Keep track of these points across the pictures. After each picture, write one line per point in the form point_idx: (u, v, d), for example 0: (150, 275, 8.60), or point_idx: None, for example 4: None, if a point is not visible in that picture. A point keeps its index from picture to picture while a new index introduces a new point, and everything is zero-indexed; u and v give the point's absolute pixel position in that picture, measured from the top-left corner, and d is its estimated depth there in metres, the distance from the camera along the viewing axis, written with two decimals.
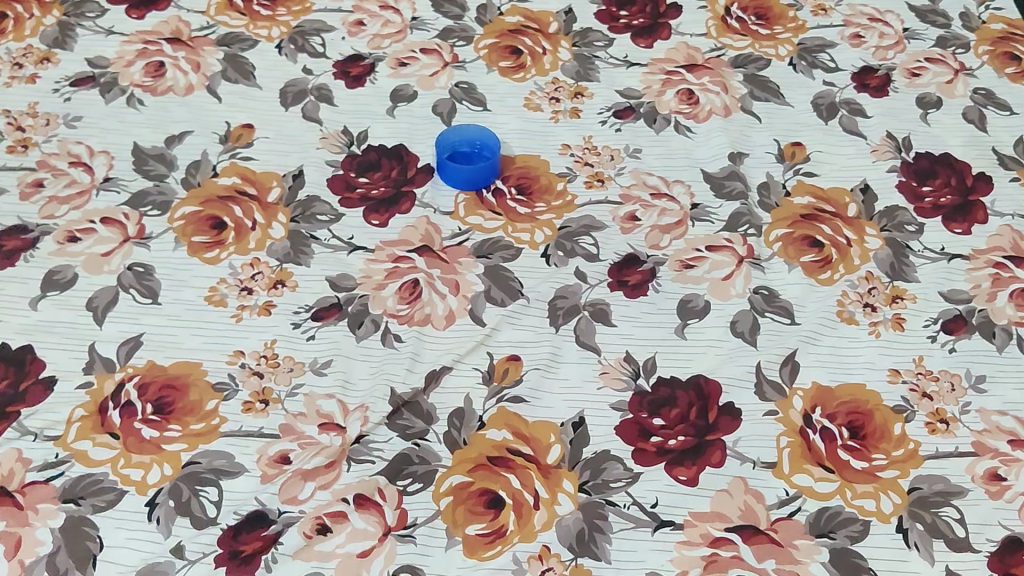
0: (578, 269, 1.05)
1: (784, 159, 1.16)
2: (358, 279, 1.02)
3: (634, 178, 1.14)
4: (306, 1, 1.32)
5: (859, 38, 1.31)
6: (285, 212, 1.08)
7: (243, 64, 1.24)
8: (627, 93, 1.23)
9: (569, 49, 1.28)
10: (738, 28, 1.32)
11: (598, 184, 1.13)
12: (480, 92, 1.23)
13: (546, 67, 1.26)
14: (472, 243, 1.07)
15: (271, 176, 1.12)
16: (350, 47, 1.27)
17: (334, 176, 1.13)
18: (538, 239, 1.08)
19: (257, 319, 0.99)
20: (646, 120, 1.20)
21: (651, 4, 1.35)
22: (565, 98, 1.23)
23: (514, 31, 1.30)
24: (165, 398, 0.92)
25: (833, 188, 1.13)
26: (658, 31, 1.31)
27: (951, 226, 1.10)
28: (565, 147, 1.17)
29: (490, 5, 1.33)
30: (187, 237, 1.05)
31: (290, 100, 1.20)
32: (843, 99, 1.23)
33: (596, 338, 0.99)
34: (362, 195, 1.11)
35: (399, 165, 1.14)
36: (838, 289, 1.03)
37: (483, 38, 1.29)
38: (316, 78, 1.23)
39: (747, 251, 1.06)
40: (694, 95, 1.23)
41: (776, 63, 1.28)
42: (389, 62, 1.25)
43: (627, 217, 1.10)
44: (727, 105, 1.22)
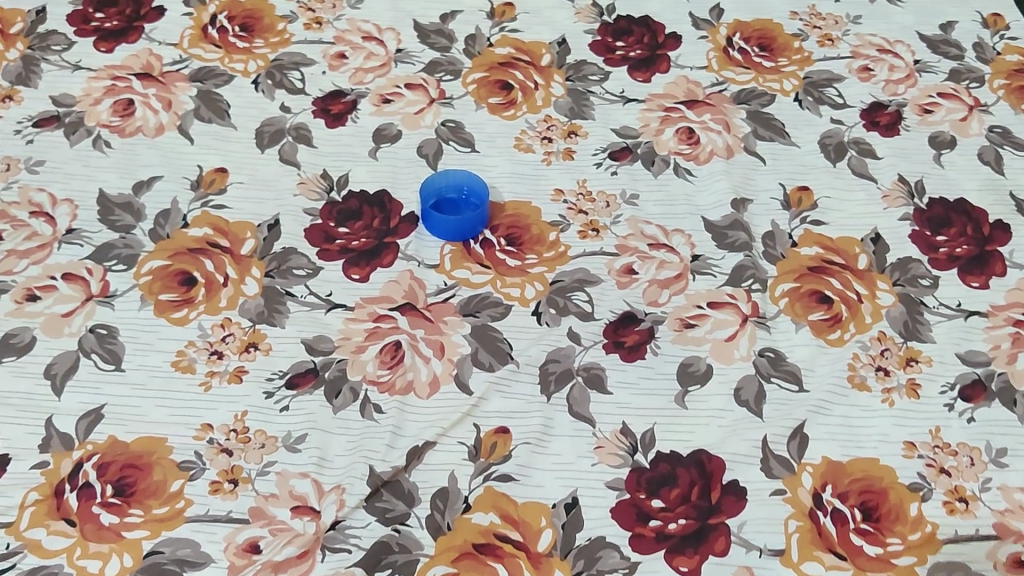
0: (572, 329, 0.98)
1: (790, 206, 1.10)
2: (336, 342, 0.96)
3: (631, 226, 1.08)
4: (285, 32, 1.25)
5: (868, 72, 1.24)
6: (259, 266, 1.02)
7: (217, 101, 1.17)
8: (624, 132, 1.17)
9: (562, 84, 1.22)
10: (741, 60, 1.25)
11: (593, 234, 1.07)
12: (468, 131, 1.16)
13: (538, 104, 1.19)
14: (458, 300, 1.01)
15: (245, 226, 1.05)
16: (331, 82, 1.20)
17: (313, 226, 1.06)
18: (529, 295, 1.01)
19: (227, 387, 0.92)
20: (644, 162, 1.14)
21: (649, 34, 1.28)
22: (558, 137, 1.16)
23: (505, 64, 1.24)
24: (126, 479, 0.85)
25: (841, 238, 1.07)
26: (657, 64, 1.24)
27: (967, 280, 1.04)
28: (558, 192, 1.11)
29: (479, 36, 1.27)
30: (153, 295, 0.98)
31: (267, 141, 1.13)
32: (852, 139, 1.17)
33: (590, 407, 0.92)
34: (342, 246, 1.04)
35: (382, 213, 1.08)
36: (848, 351, 0.97)
37: (471, 71, 1.22)
38: (295, 117, 1.16)
39: (751, 309, 1.00)
40: (695, 134, 1.17)
41: (780, 98, 1.21)
42: (372, 99, 1.19)
43: (624, 270, 1.04)
44: (729, 146, 1.15)
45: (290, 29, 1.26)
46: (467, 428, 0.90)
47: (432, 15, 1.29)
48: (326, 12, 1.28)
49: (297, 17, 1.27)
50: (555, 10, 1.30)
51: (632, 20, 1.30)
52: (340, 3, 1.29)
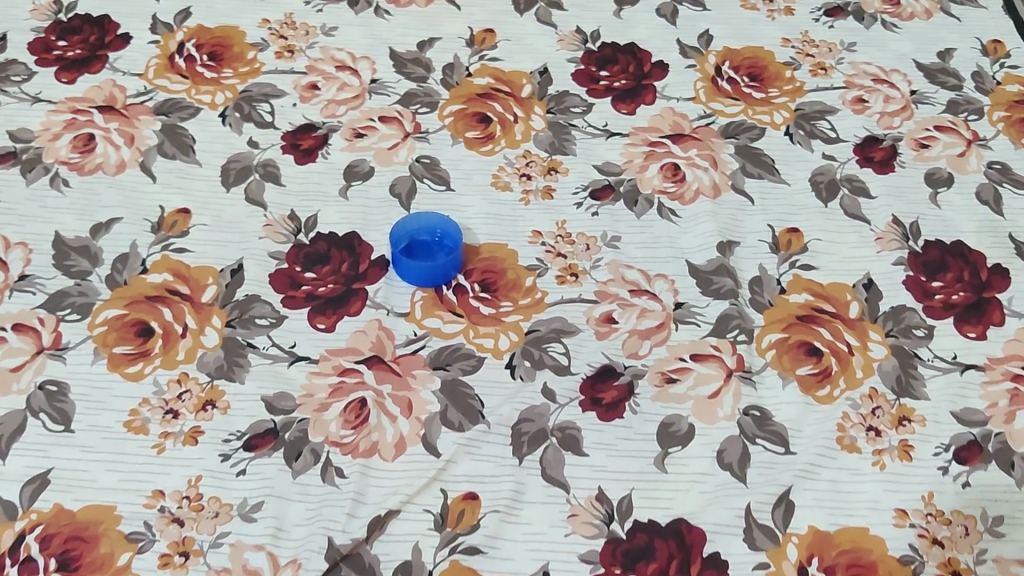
0: (546, 385, 0.93)
1: (779, 250, 1.05)
2: (298, 399, 0.91)
3: (612, 271, 1.03)
4: (255, 61, 1.20)
5: (862, 103, 1.19)
6: (220, 315, 0.97)
7: (182, 136, 1.12)
8: (606, 169, 1.12)
9: (543, 117, 1.17)
10: (730, 91, 1.20)
11: (571, 279, 1.02)
12: (443, 168, 1.11)
13: (517, 138, 1.15)
14: (428, 352, 0.96)
15: (207, 271, 1.01)
16: (302, 115, 1.15)
17: (279, 271, 1.01)
18: (503, 346, 0.96)
19: (181, 449, 0.87)
20: (627, 201, 1.09)
21: (635, 63, 1.23)
22: (538, 175, 1.11)
23: (483, 95, 1.19)
24: (70, 552, 0.81)
25: (832, 284, 1.02)
26: (642, 95, 1.19)
27: (964, 330, 0.99)
28: (535, 234, 1.06)
29: (457, 65, 1.22)
30: (107, 348, 0.94)
31: (232, 180, 1.09)
32: (844, 176, 1.12)
33: (564, 471, 0.87)
34: (308, 293, 1.00)
35: (351, 257, 1.03)
36: (838, 409, 0.92)
37: (449, 103, 1.18)
38: (263, 153, 1.11)
39: (736, 362, 0.95)
40: (680, 170, 1.12)
41: (770, 132, 1.16)
42: (344, 133, 1.14)
43: (604, 318, 0.99)
44: (716, 184, 1.10)
45: (260, 58, 1.21)
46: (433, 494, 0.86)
47: (409, 42, 1.24)
48: (299, 40, 1.23)
49: (268, 45, 1.22)
50: (537, 37, 1.25)
51: (617, 47, 1.24)
52: (313, 30, 1.24)
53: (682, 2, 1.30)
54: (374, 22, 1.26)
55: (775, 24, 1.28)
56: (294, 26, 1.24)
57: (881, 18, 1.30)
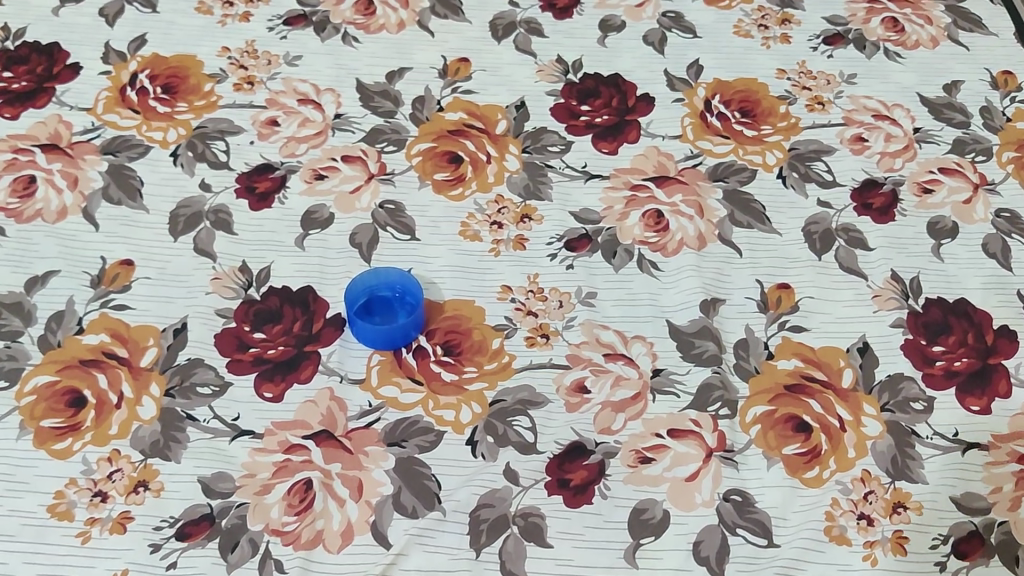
0: (510, 465, 0.86)
1: (768, 308, 0.97)
2: (239, 480, 0.84)
3: (586, 333, 0.95)
4: (212, 94, 1.12)
5: (862, 142, 1.11)
6: (159, 381, 0.90)
7: (129, 178, 1.05)
8: (583, 216, 1.04)
9: (518, 157, 1.09)
10: (720, 127, 1.12)
11: (542, 341, 0.94)
12: (408, 215, 1.04)
13: (489, 180, 1.07)
14: (384, 425, 0.88)
15: (148, 331, 0.94)
16: (259, 154, 1.08)
17: (226, 330, 0.94)
18: (464, 418, 0.89)
19: (108, 538, 0.81)
20: (605, 253, 1.01)
21: (618, 95, 1.15)
22: (509, 222, 1.03)
23: (455, 132, 1.11)
24: None
25: (824, 349, 0.94)
26: (625, 132, 1.11)
27: (967, 402, 0.91)
28: (505, 290, 0.98)
29: (428, 98, 1.14)
30: (35, 421, 0.87)
31: (181, 228, 1.01)
32: (840, 225, 1.03)
33: (526, 564, 0.81)
34: (256, 356, 0.92)
35: (304, 315, 0.95)
36: (826, 495, 0.85)
37: (417, 141, 1.10)
38: (215, 197, 1.04)
39: (717, 440, 0.88)
40: (663, 218, 1.03)
41: (762, 174, 1.08)
42: (303, 174, 1.06)
43: (575, 387, 0.91)
44: (702, 234, 1.02)
45: (218, 90, 1.13)
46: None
47: (377, 73, 1.16)
48: (260, 70, 1.15)
49: (227, 76, 1.14)
50: (515, 67, 1.17)
51: (600, 79, 1.16)
52: (276, 59, 1.16)
53: (671, 28, 1.22)
54: (341, 49, 1.18)
55: (770, 53, 1.20)
56: (256, 55, 1.16)
57: (884, 46, 1.21)
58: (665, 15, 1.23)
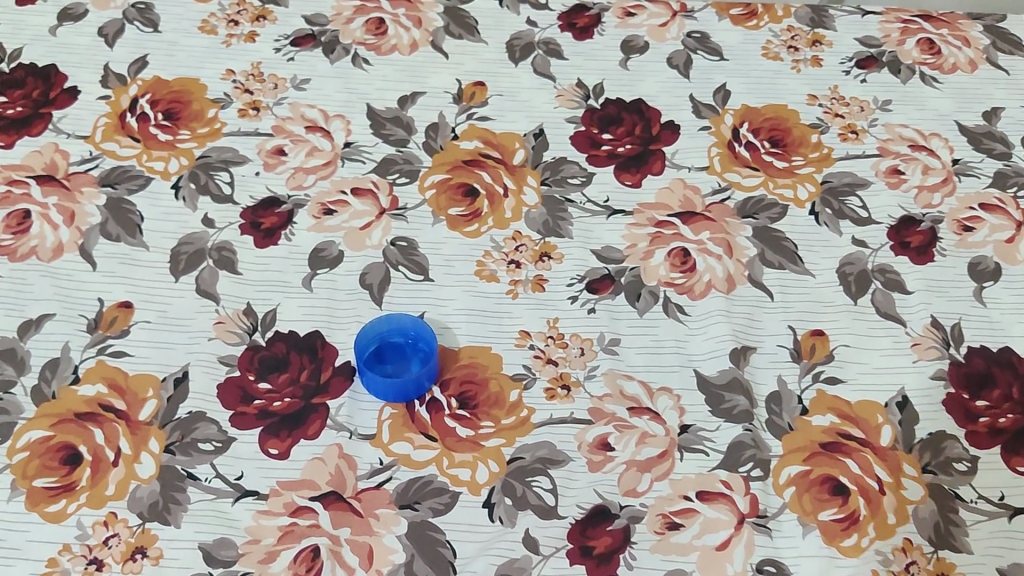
0: (530, 530, 0.81)
1: (801, 358, 0.92)
2: (242, 547, 0.80)
3: (609, 384, 0.90)
4: (215, 121, 1.07)
5: (898, 175, 1.05)
6: (159, 437, 0.86)
7: (128, 212, 1.00)
8: (605, 254, 0.99)
9: (536, 190, 1.03)
10: (748, 158, 1.06)
11: (562, 393, 0.89)
12: (421, 253, 0.98)
13: (506, 216, 1.01)
14: (395, 485, 0.84)
15: (148, 381, 0.89)
16: (265, 187, 1.02)
17: (229, 380, 0.89)
18: (481, 478, 0.84)
19: None
20: (628, 295, 0.96)
21: (642, 123, 1.09)
22: (528, 261, 0.98)
23: (470, 162, 1.06)
24: None
25: (861, 403, 0.89)
26: (649, 162, 1.06)
27: (1013, 463, 0.86)
28: (523, 336, 0.93)
29: (442, 126, 1.09)
30: (27, 480, 0.83)
31: (182, 267, 0.96)
32: (876, 266, 0.98)
33: None
34: (261, 409, 0.88)
35: (312, 363, 0.91)
36: (865, 566, 0.80)
37: (431, 172, 1.05)
38: (218, 233, 0.99)
39: (749, 505, 0.83)
40: (690, 257, 0.98)
41: (794, 210, 1.02)
42: (311, 209, 1.01)
43: (598, 444, 0.86)
44: (731, 275, 0.97)
45: (222, 116, 1.08)
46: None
47: (389, 98, 1.11)
48: (266, 94, 1.10)
49: (231, 101, 1.09)
50: (534, 91, 1.12)
51: (622, 104, 1.11)
52: (283, 82, 1.11)
53: (696, 49, 1.16)
54: (351, 72, 1.13)
55: (801, 77, 1.14)
56: (261, 78, 1.11)
57: (920, 70, 1.15)
58: (690, 36, 1.18)
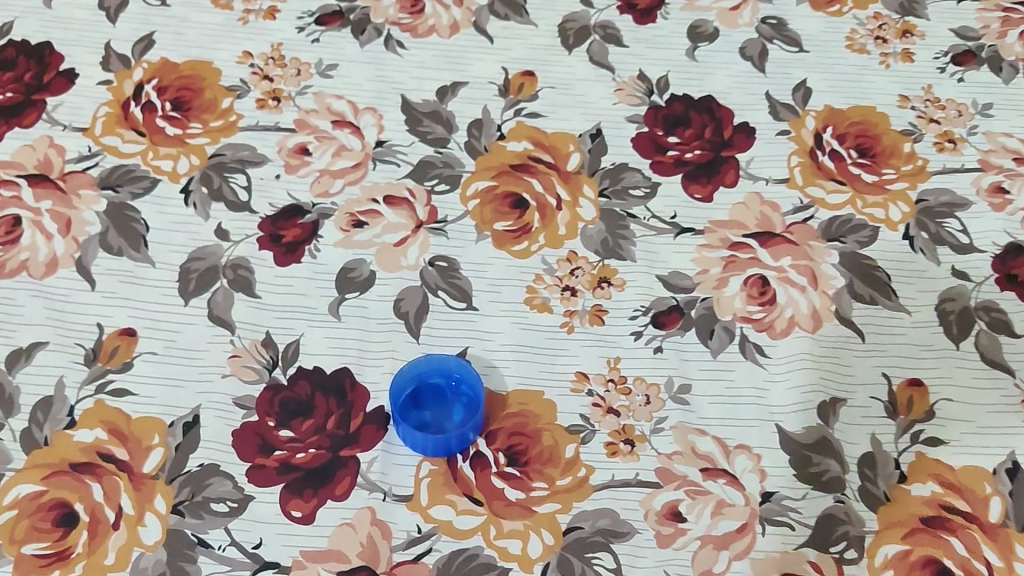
0: None
1: (897, 413, 0.80)
2: None
3: (679, 439, 0.79)
4: (231, 112, 0.95)
5: (1002, 194, 0.93)
6: (165, 494, 0.75)
7: (131, 220, 0.88)
8: (673, 281, 0.87)
9: (593, 202, 0.91)
10: (833, 170, 0.94)
11: (626, 449, 0.78)
12: (463, 277, 0.87)
13: (560, 232, 0.89)
14: (436, 559, 0.73)
15: (153, 425, 0.78)
16: (286, 192, 0.90)
17: (246, 425, 0.78)
18: (533, 552, 0.74)
19: None
20: (700, 331, 0.84)
21: (712, 124, 0.96)
22: (584, 288, 0.86)
23: (519, 167, 0.93)
24: None
25: (966, 469, 0.78)
26: (721, 172, 0.93)
27: None
28: (580, 379, 0.82)
29: (487, 122, 0.96)
30: (15, 546, 0.72)
31: (193, 288, 0.85)
32: (980, 303, 0.86)
33: None
34: (283, 461, 0.77)
35: (340, 407, 0.79)
36: None
37: (475, 178, 0.92)
38: (233, 247, 0.87)
39: None
40: (769, 287, 0.86)
41: (885, 233, 0.90)
42: (339, 220, 0.89)
43: (667, 512, 0.75)
44: (817, 311, 0.85)
45: (238, 107, 0.95)
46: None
47: (427, 88, 0.98)
48: (288, 82, 0.97)
49: (249, 90, 0.97)
50: (589, 84, 0.99)
51: (689, 102, 0.98)
52: (306, 68, 0.98)
53: (772, 38, 1.03)
54: (383, 57, 1.00)
55: (890, 74, 1.01)
56: (283, 63, 0.99)
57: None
58: (765, 22, 1.04)
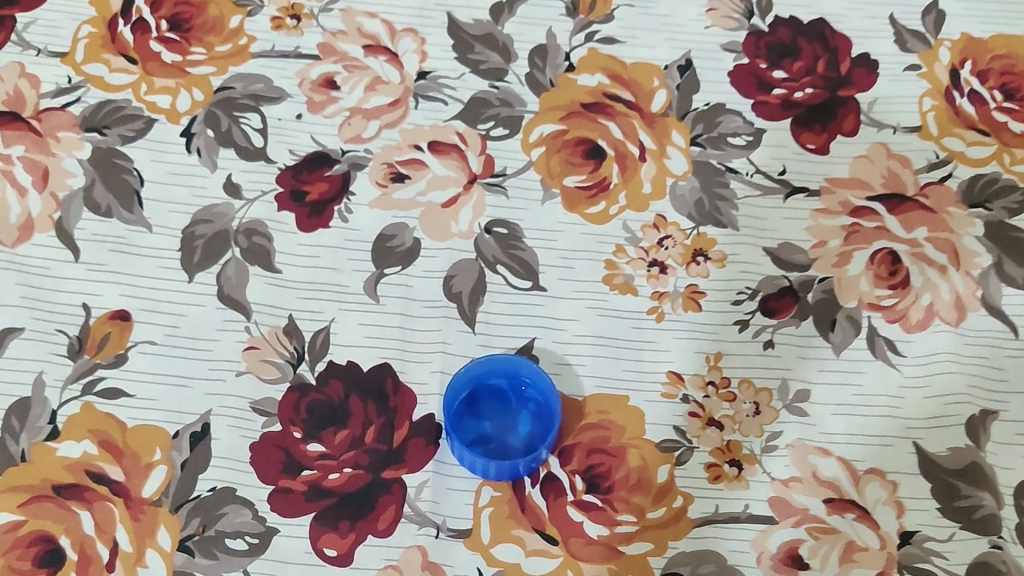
0: None
1: None
2: None
3: (797, 462, 0.64)
4: (241, 33, 0.78)
5: None
6: (170, 526, 0.61)
7: (122, 172, 0.72)
8: (783, 256, 0.71)
9: (684, 153, 0.75)
10: (974, 116, 0.77)
11: (732, 473, 0.64)
12: (529, 247, 0.71)
13: (644, 192, 0.73)
14: None
15: (153, 436, 0.64)
16: (310, 137, 0.74)
17: (268, 438, 0.64)
18: None
19: None
20: (818, 321, 0.69)
21: (826, 55, 0.79)
22: (676, 263, 0.71)
23: (592, 105, 0.76)
24: None
25: None
26: (838, 118, 0.77)
27: None
28: (673, 381, 0.67)
29: (553, 49, 0.79)
30: None
31: (200, 260, 0.69)
32: None
33: None
34: (313, 485, 0.62)
35: (382, 416, 0.65)
36: None
37: (540, 120, 0.76)
38: (247, 207, 0.71)
39: None
40: (901, 266, 0.71)
41: None
42: (375, 172, 0.73)
43: (786, 556, 0.62)
44: (960, 297, 0.70)
45: (249, 27, 0.78)
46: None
47: (478, 5, 0.81)
48: None
49: (262, 5, 0.79)
50: (675, 2, 0.82)
51: (798, 27, 0.81)
52: None
53: None
54: None
55: None
56: None
57: None
58: None
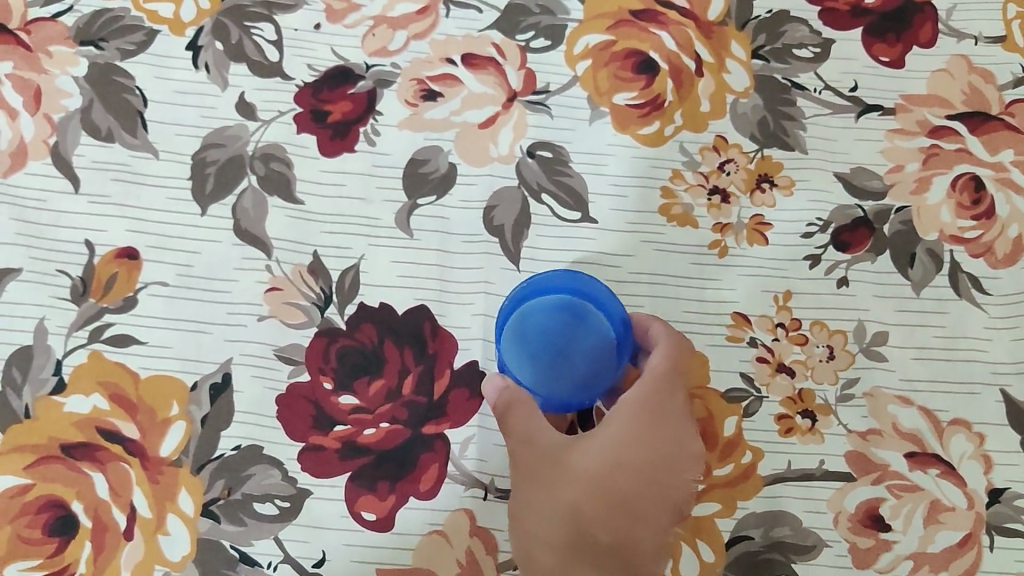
0: None
1: None
2: None
3: (875, 413, 0.59)
4: None
5: None
6: (192, 489, 0.56)
7: (122, 90, 0.65)
8: (857, 182, 0.65)
9: (746, 67, 0.68)
10: None
11: (805, 426, 0.59)
12: (575, 174, 0.65)
13: (701, 110, 0.66)
14: None
15: (169, 388, 0.58)
16: (330, 50, 0.67)
17: (295, 391, 0.58)
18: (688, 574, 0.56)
19: None
20: (896, 255, 0.63)
21: None
22: (739, 191, 0.64)
23: (643, 11, 0.68)
24: None
25: None
26: (914, 26, 0.69)
27: None
28: (739, 324, 0.61)
29: None
30: None
31: (213, 190, 0.62)
32: None
33: None
34: (347, 442, 0.57)
35: (420, 364, 0.59)
36: None
37: (585, 29, 0.68)
38: (263, 129, 0.64)
39: None
40: (986, 194, 0.64)
41: None
42: (405, 88, 0.66)
43: (865, 517, 0.57)
44: None
45: None
46: (490, 382, 0.56)
47: None
48: None
49: None
50: None
51: None
52: None
53: None
54: None
55: None
56: None
57: None
58: None
